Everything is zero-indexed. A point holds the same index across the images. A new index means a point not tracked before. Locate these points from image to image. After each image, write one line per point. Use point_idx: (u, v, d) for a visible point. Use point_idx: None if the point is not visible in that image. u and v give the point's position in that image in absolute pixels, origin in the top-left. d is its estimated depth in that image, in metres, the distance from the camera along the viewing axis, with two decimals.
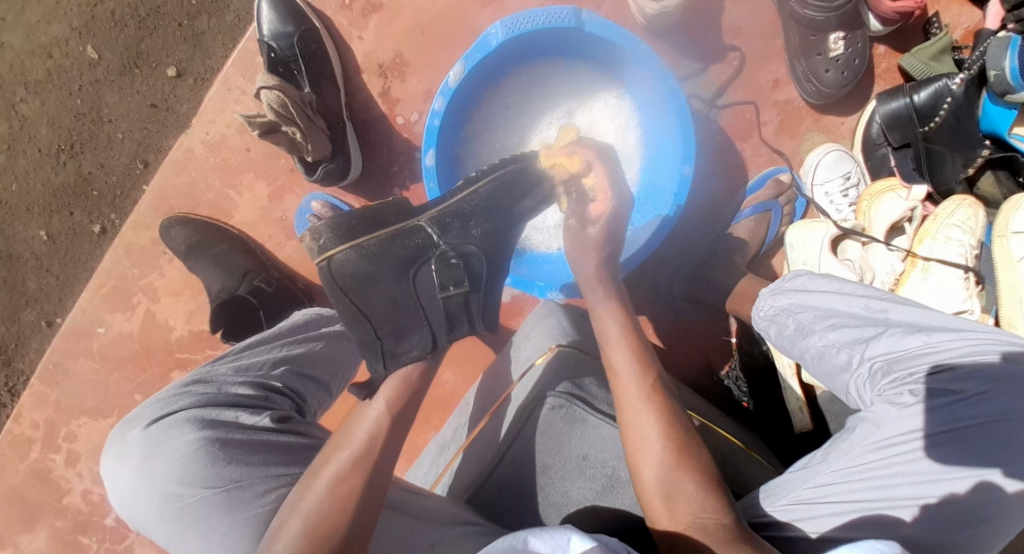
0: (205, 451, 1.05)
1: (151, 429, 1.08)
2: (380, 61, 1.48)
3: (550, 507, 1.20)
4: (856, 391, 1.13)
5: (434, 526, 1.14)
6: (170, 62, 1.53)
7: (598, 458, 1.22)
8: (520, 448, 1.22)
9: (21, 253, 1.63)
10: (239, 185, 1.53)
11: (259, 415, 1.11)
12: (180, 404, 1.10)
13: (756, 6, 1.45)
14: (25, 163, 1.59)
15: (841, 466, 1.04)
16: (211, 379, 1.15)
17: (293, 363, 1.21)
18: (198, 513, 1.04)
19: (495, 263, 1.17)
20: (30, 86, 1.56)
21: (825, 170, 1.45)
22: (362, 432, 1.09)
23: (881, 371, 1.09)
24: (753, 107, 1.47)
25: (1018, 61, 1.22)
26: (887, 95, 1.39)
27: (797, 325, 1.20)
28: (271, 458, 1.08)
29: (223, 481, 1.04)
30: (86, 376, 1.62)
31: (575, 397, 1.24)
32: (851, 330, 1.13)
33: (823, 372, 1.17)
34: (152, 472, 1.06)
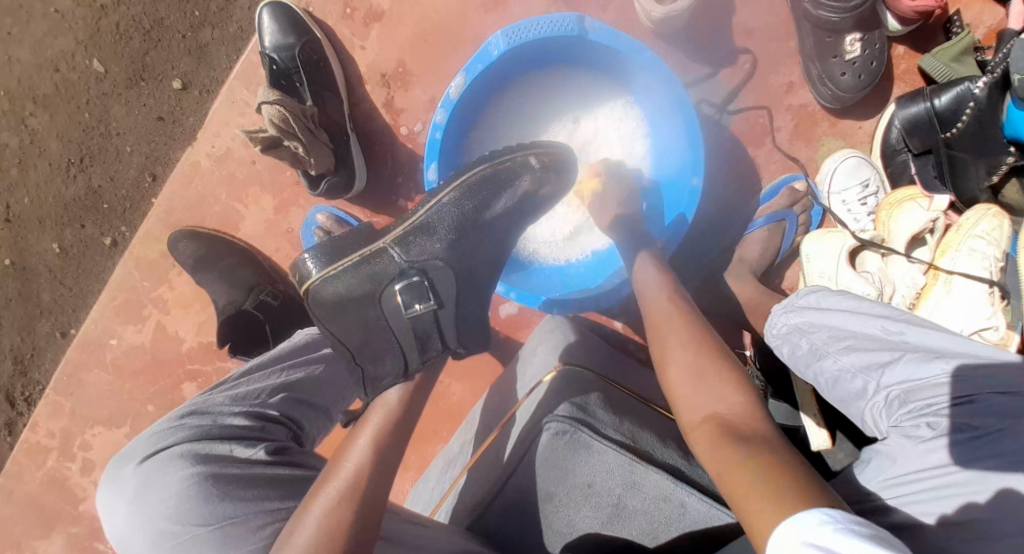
0: (199, 488, 1.04)
1: (143, 466, 1.06)
2: (383, 70, 1.45)
3: (554, 534, 1.19)
4: (871, 419, 1.09)
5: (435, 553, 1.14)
6: (174, 74, 1.53)
7: (604, 487, 1.19)
8: (524, 473, 1.20)
9: (34, 265, 1.65)
10: (245, 197, 1.52)
11: (254, 448, 1.10)
12: (175, 438, 1.09)
13: (769, 7, 1.40)
14: (37, 176, 1.60)
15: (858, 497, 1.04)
16: (206, 411, 1.13)
17: (291, 390, 1.20)
18: (193, 551, 1.03)
19: (466, 281, 1.15)
20: (38, 100, 1.57)
21: (842, 177, 1.39)
22: (350, 464, 1.06)
23: (898, 400, 1.04)
24: (766, 112, 1.42)
25: None
26: (906, 99, 1.32)
27: (810, 345, 1.16)
28: (266, 493, 1.07)
29: (216, 517, 1.04)
30: (100, 386, 1.65)
31: (580, 424, 1.20)
32: (867, 354, 1.09)
33: (838, 396, 1.13)
34: (147, 509, 1.05)
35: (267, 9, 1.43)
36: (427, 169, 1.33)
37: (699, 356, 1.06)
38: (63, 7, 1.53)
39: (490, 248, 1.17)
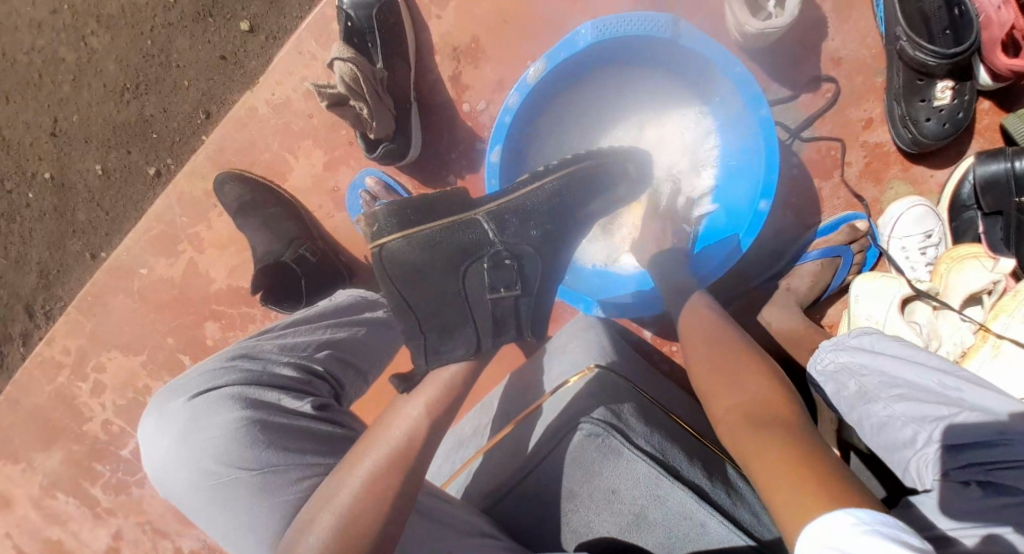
0: (247, 431, 1.04)
1: (194, 401, 1.06)
2: (457, 44, 1.42)
3: (569, 532, 1.20)
4: (916, 469, 1.09)
5: (455, 534, 1.17)
6: (243, 14, 1.48)
7: (627, 495, 1.19)
8: (546, 469, 1.22)
9: (73, 182, 1.62)
10: (297, 149, 1.50)
11: (301, 400, 1.11)
12: (227, 379, 1.09)
13: (862, 40, 1.36)
14: (89, 96, 1.56)
15: None
16: (257, 356, 1.14)
17: (336, 348, 1.21)
18: (232, 494, 1.03)
19: (546, 269, 1.15)
20: (101, 19, 1.52)
21: (907, 224, 1.36)
22: (399, 430, 1.04)
23: (949, 454, 1.04)
24: (840, 145, 1.38)
25: None
26: (986, 156, 1.29)
27: (859, 388, 1.17)
28: (308, 446, 1.08)
29: (261, 463, 1.04)
30: (124, 312, 1.66)
31: (613, 428, 1.20)
32: (920, 405, 1.09)
33: (882, 441, 1.14)
34: (191, 445, 1.04)
35: None
36: (490, 152, 1.31)
37: (727, 358, 1.09)
38: None
39: (575, 239, 1.18)
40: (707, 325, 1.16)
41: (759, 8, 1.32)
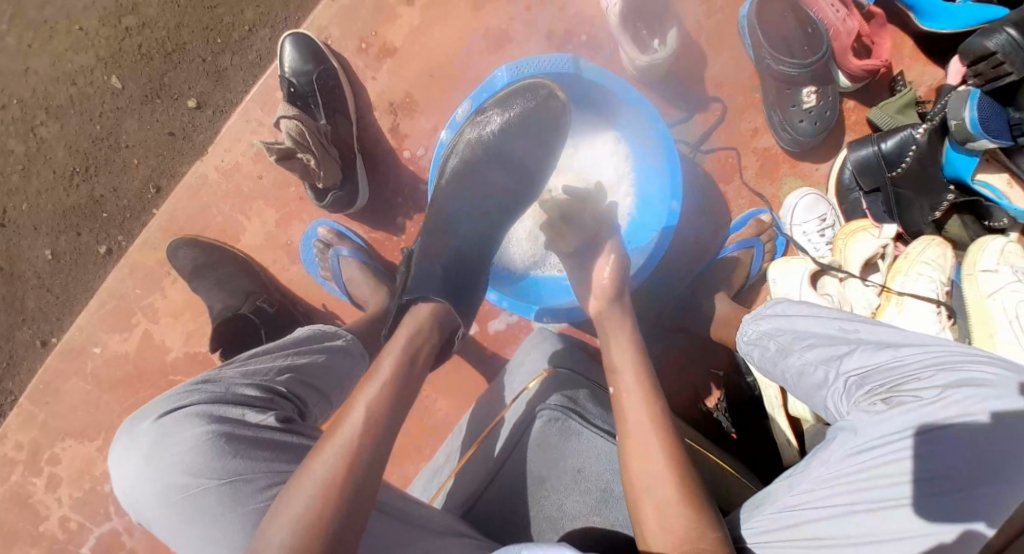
0: (212, 443, 1.07)
1: (160, 420, 1.08)
2: (391, 99, 1.55)
3: (544, 519, 1.23)
4: (833, 405, 1.23)
5: (429, 534, 1.18)
6: (190, 93, 1.59)
7: (592, 472, 1.26)
8: (515, 461, 1.26)
9: (23, 271, 1.65)
10: (249, 210, 1.59)
11: (264, 415, 1.12)
12: (192, 399, 1.11)
13: (738, 63, 1.56)
14: (38, 183, 1.62)
15: (822, 473, 1.12)
16: (219, 379, 1.15)
17: (297, 371, 1.23)
18: (202, 507, 1.05)
19: (438, 235, 1.32)
20: (51, 110, 1.60)
21: (803, 212, 1.56)
22: (349, 425, 1.08)
23: (855, 384, 1.20)
24: (735, 153, 1.58)
25: (977, 113, 1.32)
26: (857, 143, 1.51)
27: (778, 347, 1.33)
28: (274, 455, 1.10)
29: (227, 473, 1.06)
30: (77, 396, 1.65)
31: (569, 412, 1.29)
32: (827, 348, 1.25)
33: (803, 390, 1.29)
34: (160, 464, 1.07)
35: (289, 38, 1.51)
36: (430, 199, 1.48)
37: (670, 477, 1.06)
38: (88, 25, 1.57)
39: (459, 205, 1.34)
40: (648, 425, 1.11)
41: (645, 46, 1.49)
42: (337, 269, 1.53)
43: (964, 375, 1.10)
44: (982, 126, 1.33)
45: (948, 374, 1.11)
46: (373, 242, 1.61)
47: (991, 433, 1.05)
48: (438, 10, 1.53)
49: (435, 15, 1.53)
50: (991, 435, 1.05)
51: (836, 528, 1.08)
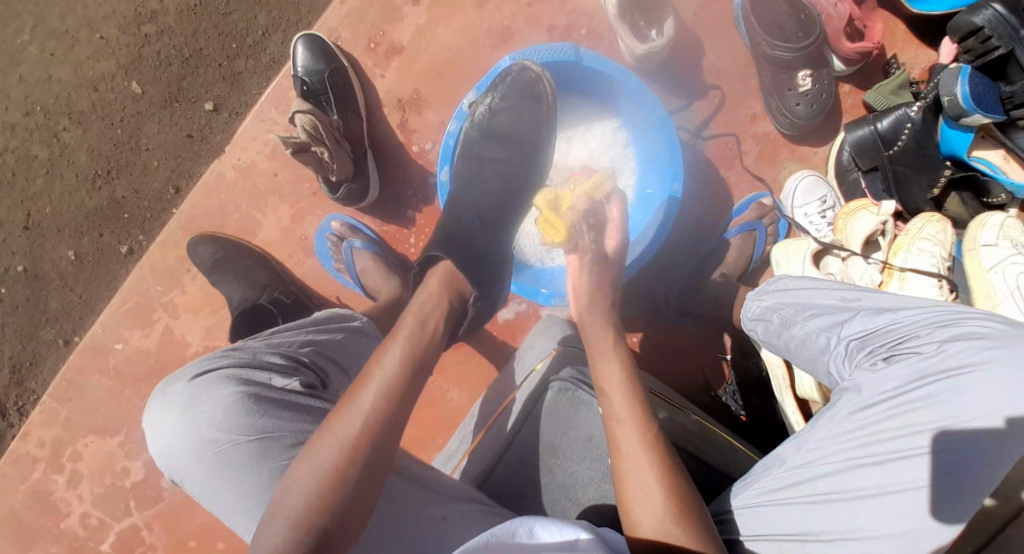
0: (241, 402, 1.19)
1: (194, 381, 1.20)
2: (400, 96, 1.61)
3: (559, 485, 1.33)
4: (835, 369, 1.28)
5: (448, 499, 1.30)
6: (207, 97, 1.65)
7: (602, 439, 1.35)
8: (529, 431, 1.36)
9: (47, 272, 1.71)
10: (264, 207, 1.64)
11: (288, 380, 1.24)
12: (222, 363, 1.23)
13: (735, 52, 1.61)
14: (61, 187, 1.68)
15: (827, 434, 1.20)
16: (247, 348, 1.28)
17: (318, 344, 1.34)
18: (230, 460, 1.17)
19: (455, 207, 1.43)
20: (73, 116, 1.66)
21: (803, 194, 1.59)
22: (370, 395, 1.18)
23: (857, 347, 1.25)
24: (735, 139, 1.62)
25: (969, 88, 1.36)
26: (853, 124, 1.55)
27: (780, 319, 1.37)
28: (296, 416, 1.22)
29: (254, 430, 1.18)
30: (100, 392, 1.70)
31: (578, 383, 1.37)
32: (828, 316, 1.29)
33: (805, 357, 1.33)
34: (194, 420, 1.18)
35: (302, 40, 1.57)
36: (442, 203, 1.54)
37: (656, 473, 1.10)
38: (109, 33, 1.64)
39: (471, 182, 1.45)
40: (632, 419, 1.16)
41: (643, 36, 1.56)
42: (350, 261, 1.58)
43: (962, 331, 1.15)
44: (975, 101, 1.36)
45: (946, 330, 1.17)
46: (385, 235, 1.65)
47: (982, 384, 1.11)
48: (444, 8, 1.59)
49: (441, 14, 1.59)
50: (984, 386, 1.11)
51: (841, 482, 1.15)
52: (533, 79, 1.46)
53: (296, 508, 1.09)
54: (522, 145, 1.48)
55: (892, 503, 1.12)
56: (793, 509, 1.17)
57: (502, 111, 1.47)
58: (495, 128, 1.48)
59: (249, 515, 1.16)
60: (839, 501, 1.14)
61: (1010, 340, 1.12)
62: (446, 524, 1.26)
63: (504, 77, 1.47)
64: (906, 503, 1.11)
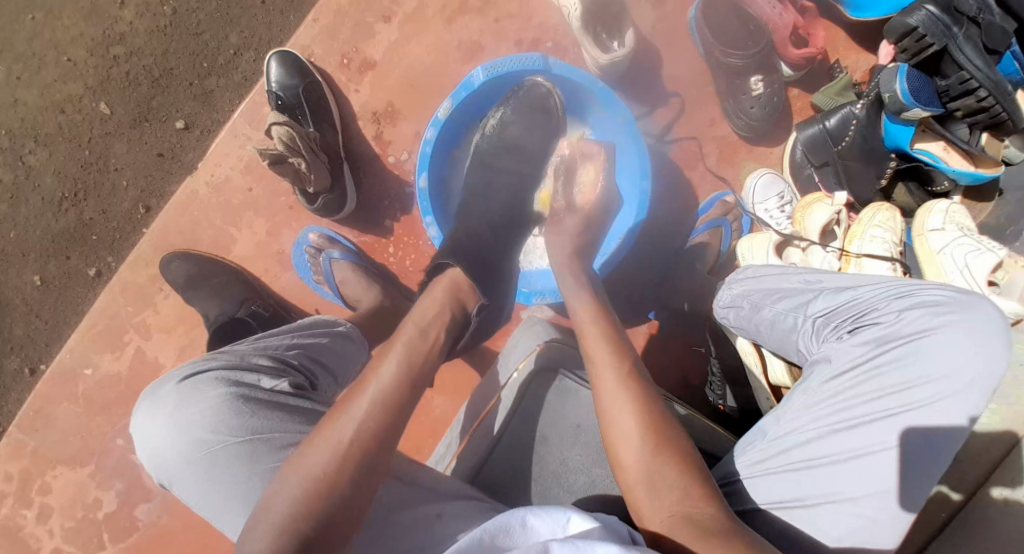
0: (232, 403, 1.15)
1: (182, 383, 1.17)
2: (374, 109, 1.65)
3: (550, 473, 1.35)
4: (804, 347, 1.34)
5: (438, 495, 1.28)
6: (178, 115, 1.66)
7: (591, 426, 1.37)
8: (518, 423, 1.37)
9: (11, 299, 1.67)
10: (240, 222, 1.64)
11: (278, 381, 1.20)
12: (211, 364, 1.19)
13: (690, 61, 1.71)
14: (27, 211, 1.66)
15: (801, 405, 1.24)
16: (234, 350, 1.24)
17: (306, 348, 1.31)
18: (221, 464, 1.13)
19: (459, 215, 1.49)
20: (39, 139, 1.66)
21: (762, 191, 1.69)
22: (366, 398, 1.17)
23: (823, 323, 1.30)
24: (696, 141, 1.72)
25: (907, 85, 1.49)
26: (803, 124, 1.66)
27: (750, 304, 1.43)
28: (288, 417, 1.18)
29: (245, 432, 1.14)
30: (68, 420, 1.65)
31: (563, 371, 1.40)
32: (794, 297, 1.35)
33: (775, 338, 1.39)
34: (181, 422, 1.15)
35: (275, 56, 1.61)
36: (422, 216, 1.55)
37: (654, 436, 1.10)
38: (77, 55, 1.65)
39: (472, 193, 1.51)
40: (627, 386, 1.16)
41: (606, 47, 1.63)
42: (329, 272, 1.58)
43: (918, 300, 1.23)
44: (913, 96, 1.49)
45: (903, 300, 1.24)
46: (363, 246, 1.67)
47: (940, 347, 1.18)
48: (414, 24, 1.64)
49: (412, 29, 1.64)
50: (942, 349, 1.18)
51: (817, 450, 1.19)
52: (540, 93, 1.55)
53: (284, 509, 1.06)
54: (528, 155, 1.57)
55: (867, 466, 1.16)
56: (774, 479, 1.20)
57: (512, 124, 1.55)
58: (500, 141, 1.56)
59: (238, 519, 1.12)
60: (817, 468, 1.18)
61: (962, 306, 1.19)
62: (441, 521, 1.23)
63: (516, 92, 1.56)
64: (880, 464, 1.16)
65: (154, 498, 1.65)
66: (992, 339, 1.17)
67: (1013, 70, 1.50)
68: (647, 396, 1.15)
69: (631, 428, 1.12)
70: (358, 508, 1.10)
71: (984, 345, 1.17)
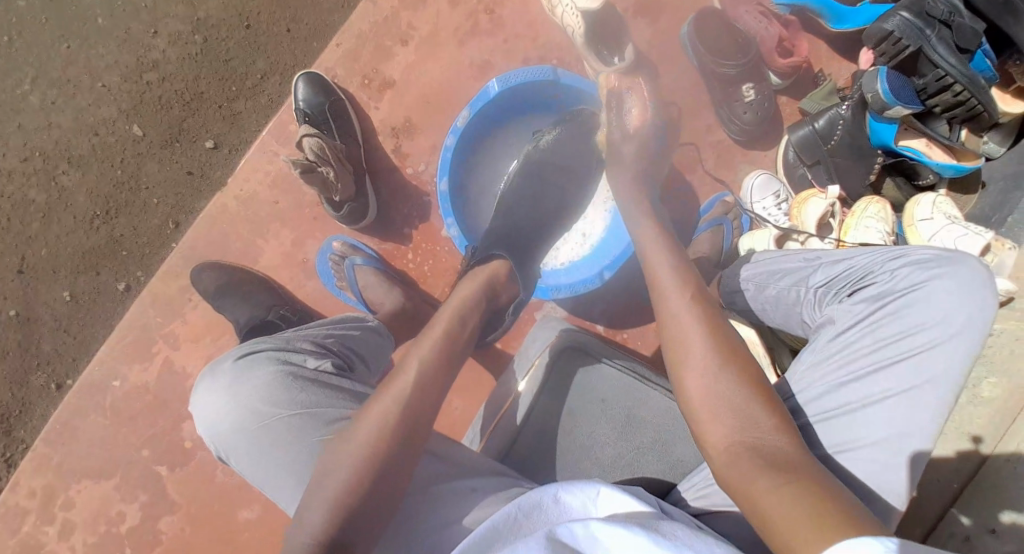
0: (283, 379, 1.27)
1: (239, 359, 1.30)
2: (393, 124, 1.75)
3: (579, 447, 1.43)
4: (809, 316, 1.42)
5: (470, 473, 1.31)
6: (208, 135, 1.75)
7: (615, 400, 1.45)
8: (546, 403, 1.46)
9: (40, 315, 1.73)
10: (266, 233, 1.71)
11: (322, 361, 1.33)
12: (263, 345, 1.33)
13: (686, 73, 1.84)
14: (58, 229, 1.73)
15: (811, 366, 1.32)
16: (283, 335, 1.37)
17: (344, 336, 1.42)
18: (272, 435, 1.24)
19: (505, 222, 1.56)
20: (72, 161, 1.74)
21: (759, 190, 1.80)
22: (398, 387, 1.23)
23: (823, 291, 1.39)
24: (695, 146, 1.85)
25: (887, 84, 1.59)
26: (794, 126, 1.78)
27: (754, 283, 1.52)
28: (329, 394, 1.28)
29: (292, 406, 1.25)
30: (95, 433, 1.67)
31: (584, 352, 1.49)
32: (795, 273, 1.45)
33: (782, 313, 1.49)
34: (237, 395, 1.27)
35: (302, 77, 1.70)
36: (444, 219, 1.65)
37: (721, 376, 1.16)
38: (110, 81, 1.75)
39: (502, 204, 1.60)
40: (688, 317, 1.25)
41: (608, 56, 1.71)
42: (353, 277, 1.64)
43: (908, 258, 1.33)
44: (893, 94, 1.59)
45: (895, 262, 1.34)
46: (383, 253, 1.74)
47: (932, 297, 1.27)
48: (429, 46, 1.75)
49: (428, 51, 1.75)
50: (934, 298, 1.27)
51: (828, 403, 1.27)
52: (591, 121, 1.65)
53: (341, 480, 1.15)
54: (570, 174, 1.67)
55: (878, 413, 1.24)
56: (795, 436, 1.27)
57: (563, 141, 1.64)
58: (546, 152, 1.64)
59: (291, 485, 1.21)
60: (830, 420, 1.26)
61: (948, 261, 1.29)
62: (474, 496, 1.25)
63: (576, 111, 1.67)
64: (888, 412, 1.23)
65: (177, 510, 1.67)
66: (977, 287, 1.26)
67: (985, 66, 1.61)
68: (712, 322, 1.23)
69: (702, 342, 1.21)
70: (405, 476, 1.18)
71: (972, 291, 1.26)
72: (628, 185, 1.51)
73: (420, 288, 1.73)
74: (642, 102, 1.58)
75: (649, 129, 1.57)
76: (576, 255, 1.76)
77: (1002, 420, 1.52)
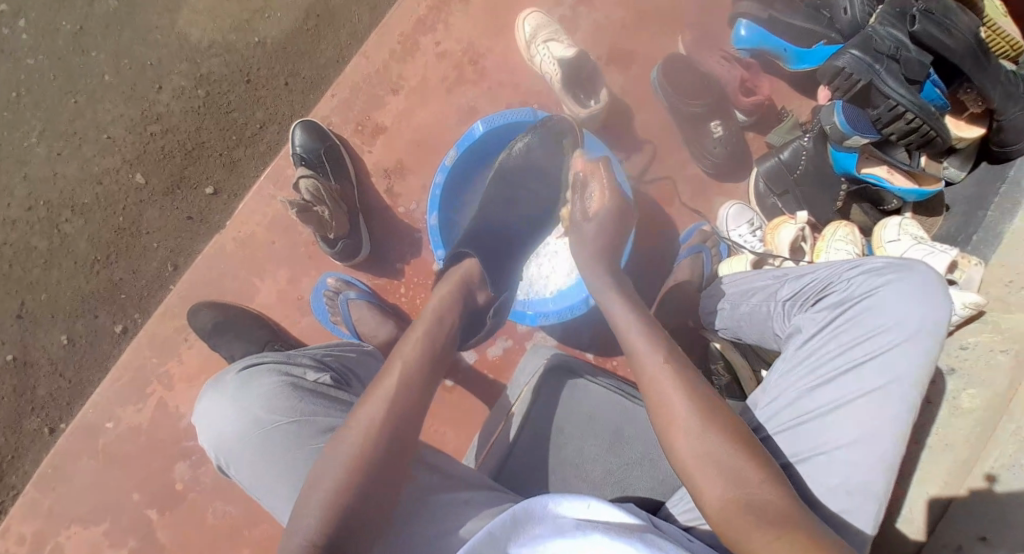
0: (285, 389, 1.31)
1: (242, 372, 1.34)
2: (385, 167, 1.84)
3: (569, 462, 1.45)
4: (780, 329, 1.48)
5: (464, 485, 1.32)
6: (208, 182, 1.84)
7: (603, 416, 1.48)
8: (537, 419, 1.48)
9: (36, 359, 1.78)
10: (262, 273, 1.77)
11: (322, 374, 1.37)
12: (265, 359, 1.37)
13: (659, 114, 1.97)
14: (59, 274, 1.80)
15: (784, 373, 1.38)
16: (283, 353, 1.41)
17: (342, 356, 1.46)
18: (272, 442, 1.26)
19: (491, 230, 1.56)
20: (76, 209, 1.82)
21: (734, 220, 1.90)
22: (380, 396, 1.25)
23: (791, 303, 1.46)
24: (670, 181, 1.96)
25: (844, 115, 1.72)
26: (762, 159, 1.90)
27: (729, 303, 1.59)
28: (328, 405, 1.32)
29: (292, 415, 1.28)
30: (87, 476, 1.66)
31: (573, 371, 1.52)
32: (764, 289, 1.52)
33: (756, 329, 1.54)
34: (240, 403, 1.30)
35: (298, 124, 1.80)
36: (433, 250, 1.73)
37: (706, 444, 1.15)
38: (116, 133, 1.84)
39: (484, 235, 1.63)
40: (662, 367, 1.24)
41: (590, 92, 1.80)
42: (346, 311, 1.67)
43: (865, 266, 1.40)
44: (850, 125, 1.72)
45: (853, 271, 1.40)
46: (376, 288, 1.80)
47: (888, 302, 1.34)
48: (418, 94, 1.86)
49: (417, 99, 1.85)
50: (892, 302, 1.34)
51: (802, 406, 1.32)
52: (563, 129, 1.71)
53: (330, 491, 1.16)
54: (542, 181, 1.71)
55: (848, 413, 1.28)
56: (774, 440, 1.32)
57: (536, 151, 1.71)
58: (520, 162, 1.70)
59: (285, 491, 1.23)
60: (805, 423, 1.31)
61: (902, 268, 1.37)
62: (468, 507, 1.26)
63: (546, 122, 1.73)
64: (857, 411, 1.28)
65: None
66: (931, 290, 1.33)
67: (936, 95, 1.73)
68: (681, 375, 1.22)
69: (682, 412, 1.19)
70: (393, 481, 1.21)
71: (926, 294, 1.32)
72: (594, 249, 1.47)
73: (412, 321, 1.78)
74: (603, 189, 1.52)
75: (607, 215, 1.50)
76: (562, 284, 1.82)
77: (981, 426, 1.52)
